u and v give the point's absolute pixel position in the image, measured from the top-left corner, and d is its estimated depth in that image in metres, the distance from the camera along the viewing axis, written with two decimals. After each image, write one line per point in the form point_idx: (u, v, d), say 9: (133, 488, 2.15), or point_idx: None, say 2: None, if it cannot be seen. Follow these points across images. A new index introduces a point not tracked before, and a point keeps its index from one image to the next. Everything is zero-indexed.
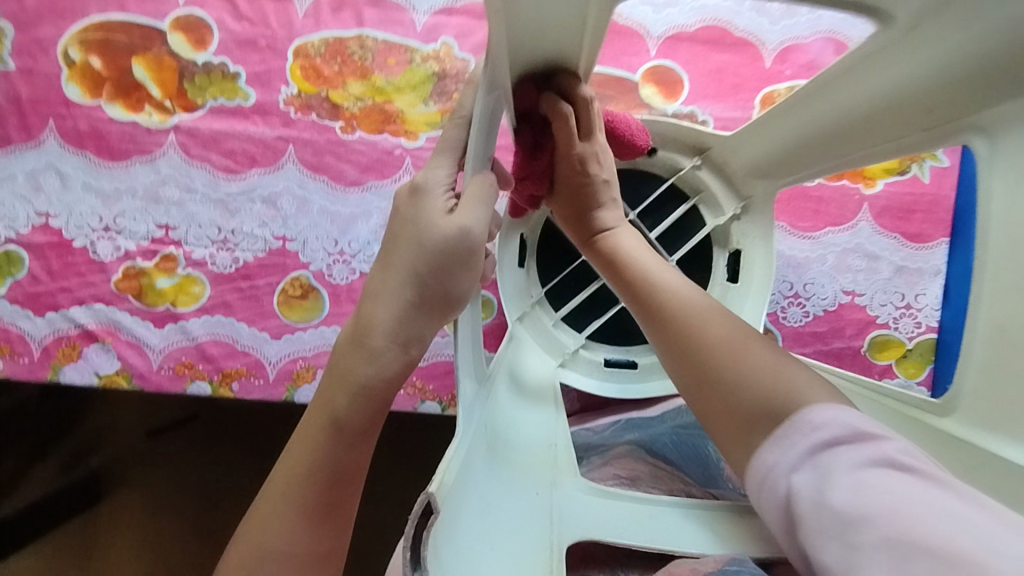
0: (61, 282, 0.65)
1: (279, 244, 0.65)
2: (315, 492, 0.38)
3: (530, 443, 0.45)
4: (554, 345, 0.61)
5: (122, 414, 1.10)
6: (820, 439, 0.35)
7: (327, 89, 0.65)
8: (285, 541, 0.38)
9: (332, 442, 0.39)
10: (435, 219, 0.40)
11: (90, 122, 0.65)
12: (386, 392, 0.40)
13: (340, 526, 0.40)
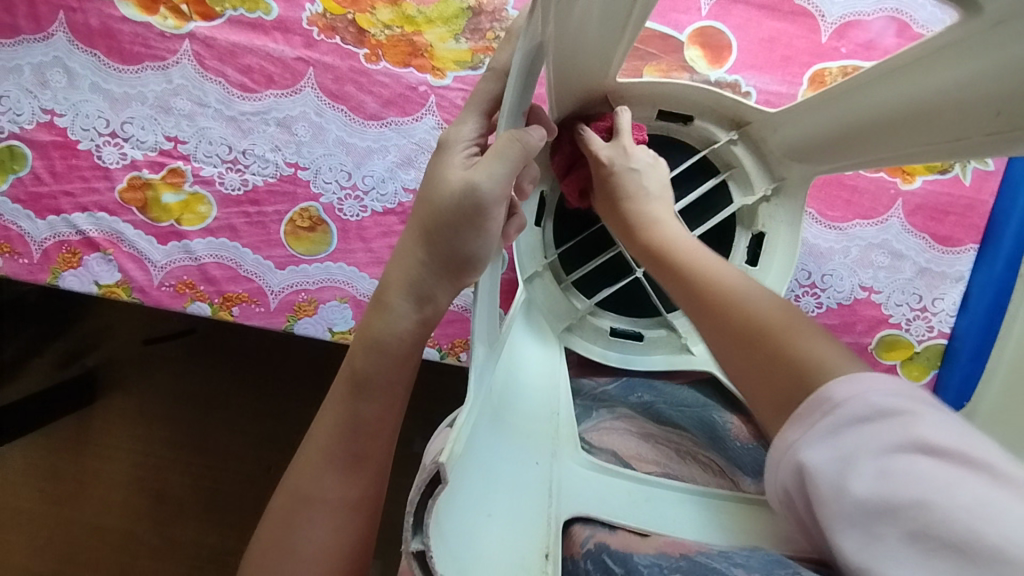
0: (64, 186, 0.63)
1: (291, 172, 0.63)
2: (342, 444, 0.40)
3: (536, 416, 0.46)
4: (564, 309, 0.59)
5: (122, 318, 1.11)
6: (841, 419, 0.34)
7: (355, 13, 0.62)
8: (319, 487, 0.40)
9: (354, 397, 0.40)
10: (451, 173, 0.39)
11: (103, 19, 0.62)
12: (399, 348, 0.40)
13: (370, 475, 0.41)
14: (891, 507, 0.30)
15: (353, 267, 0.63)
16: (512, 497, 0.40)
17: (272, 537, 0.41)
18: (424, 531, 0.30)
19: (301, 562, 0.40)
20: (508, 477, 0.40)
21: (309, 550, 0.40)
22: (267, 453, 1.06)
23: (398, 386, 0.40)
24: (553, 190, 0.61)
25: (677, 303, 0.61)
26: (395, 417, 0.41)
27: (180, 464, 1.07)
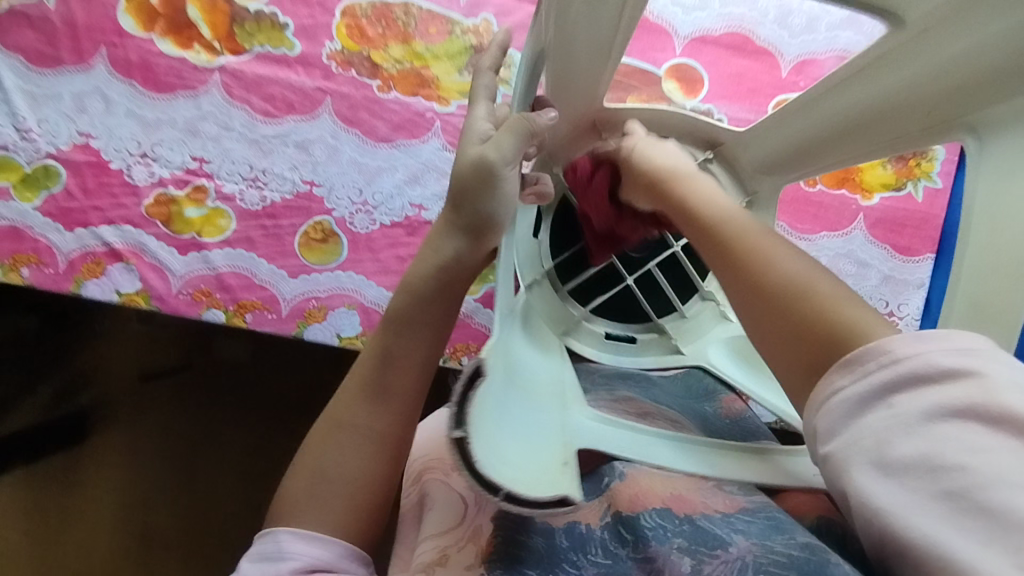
0: (94, 201, 0.68)
1: (307, 189, 0.68)
2: (374, 376, 0.46)
3: (547, 377, 0.53)
4: (561, 315, 0.64)
5: (118, 355, 1.11)
6: (893, 374, 0.33)
7: (370, 49, 0.69)
8: (354, 416, 0.46)
9: (392, 332, 0.46)
10: (469, 146, 0.46)
11: (140, 53, 0.68)
12: (433, 291, 0.47)
13: (400, 407, 0.46)
14: (934, 464, 0.30)
15: (361, 276, 0.68)
16: (534, 427, 0.47)
17: (306, 466, 0.45)
18: (464, 425, 0.39)
19: (333, 484, 0.44)
20: (528, 413, 0.47)
21: (341, 475, 0.44)
22: (262, 482, 1.07)
23: (431, 326, 0.47)
24: (550, 207, 0.67)
25: (665, 307, 0.67)
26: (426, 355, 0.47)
27: (174, 494, 1.07)
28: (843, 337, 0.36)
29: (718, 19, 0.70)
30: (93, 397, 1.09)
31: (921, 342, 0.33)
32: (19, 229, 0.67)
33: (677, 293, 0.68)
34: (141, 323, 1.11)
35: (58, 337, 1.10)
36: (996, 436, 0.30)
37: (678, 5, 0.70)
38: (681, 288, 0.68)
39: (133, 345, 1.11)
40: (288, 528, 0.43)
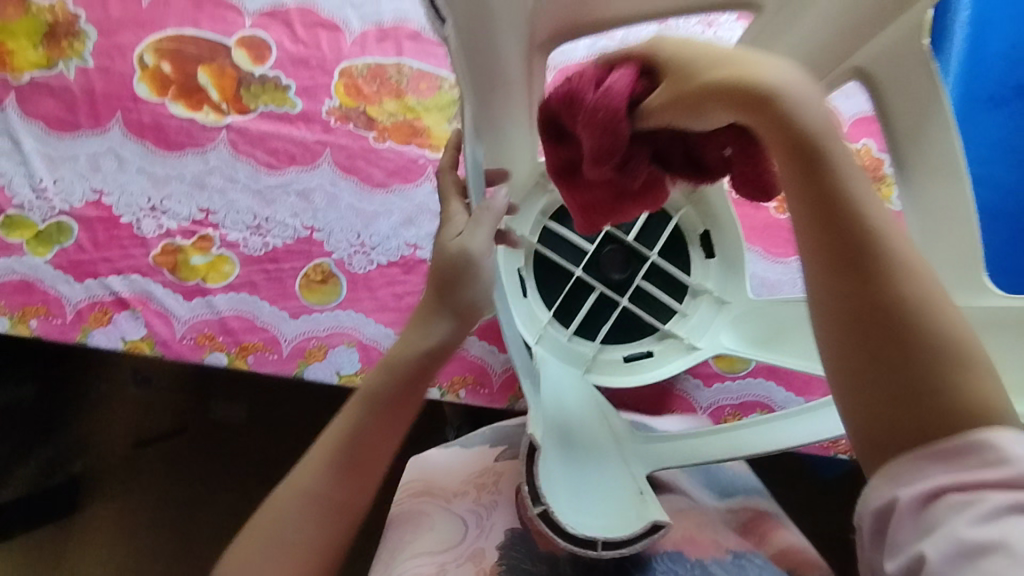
0: (104, 253, 0.71)
1: (307, 233, 0.72)
2: (345, 448, 0.48)
3: (585, 410, 0.54)
4: (575, 359, 0.66)
5: (112, 421, 1.10)
6: (1008, 474, 0.29)
7: (366, 105, 0.75)
8: (319, 484, 0.48)
9: (365, 411, 0.49)
10: (445, 239, 0.49)
11: (154, 116, 0.73)
12: (407, 376, 0.49)
13: (359, 487, 0.49)
14: (970, 550, 0.28)
15: (360, 314, 0.71)
16: (595, 464, 0.50)
17: (268, 527, 0.47)
18: (541, 498, 0.45)
19: (293, 550, 0.47)
20: (586, 454, 0.50)
21: (303, 542, 0.47)
22: None
23: (408, 404, 0.50)
24: (526, 264, 0.68)
25: (666, 312, 0.69)
26: (395, 436, 0.50)
27: (168, 559, 1.04)
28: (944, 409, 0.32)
29: None
30: (87, 463, 1.08)
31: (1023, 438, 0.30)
32: (30, 282, 0.70)
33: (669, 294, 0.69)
34: (137, 388, 1.11)
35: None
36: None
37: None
38: (673, 289, 0.70)
39: (129, 408, 1.11)
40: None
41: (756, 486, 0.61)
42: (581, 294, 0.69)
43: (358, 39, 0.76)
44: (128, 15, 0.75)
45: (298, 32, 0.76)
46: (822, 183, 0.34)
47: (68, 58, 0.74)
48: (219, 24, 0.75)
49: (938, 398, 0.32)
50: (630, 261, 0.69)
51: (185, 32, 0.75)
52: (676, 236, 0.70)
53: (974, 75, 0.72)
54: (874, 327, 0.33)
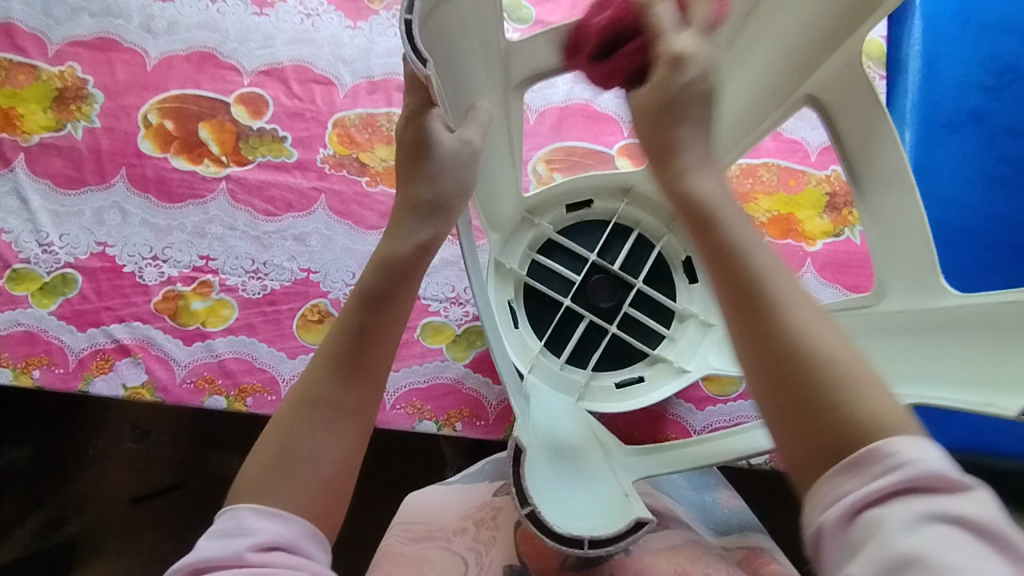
0: (107, 302, 0.73)
1: (304, 275, 0.75)
2: (349, 349, 0.44)
3: (576, 433, 0.56)
4: (568, 387, 0.67)
5: (110, 478, 1.08)
6: (898, 480, 0.31)
7: (359, 153, 0.79)
8: (326, 388, 0.43)
9: (364, 307, 0.44)
10: (442, 142, 0.46)
11: (157, 170, 0.77)
12: (402, 266, 0.46)
13: (370, 387, 0.44)
14: (900, 562, 0.29)
15: None
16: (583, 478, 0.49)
17: (271, 448, 0.41)
18: (529, 499, 0.43)
19: (305, 468, 0.41)
20: (574, 471, 0.50)
21: (312, 456, 0.41)
22: None
23: (404, 301, 0.46)
24: (516, 296, 0.69)
25: (655, 338, 0.70)
26: (398, 333, 0.46)
27: None
28: (836, 430, 0.34)
29: None
30: (81, 526, 1.06)
31: (918, 444, 0.32)
32: (34, 333, 0.72)
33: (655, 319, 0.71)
34: (136, 442, 1.08)
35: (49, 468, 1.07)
36: (971, 538, 0.29)
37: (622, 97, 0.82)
38: (660, 314, 0.72)
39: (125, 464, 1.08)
40: (251, 508, 0.39)
41: (753, 522, 0.60)
42: (570, 323, 0.70)
43: (350, 91, 0.81)
44: (133, 78, 0.80)
45: (293, 88, 0.80)
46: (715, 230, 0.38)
47: (75, 120, 0.78)
48: (219, 83, 0.80)
49: (842, 412, 0.34)
50: (616, 292, 0.70)
51: (186, 91, 0.79)
52: (659, 263, 0.72)
53: (929, 102, 0.77)
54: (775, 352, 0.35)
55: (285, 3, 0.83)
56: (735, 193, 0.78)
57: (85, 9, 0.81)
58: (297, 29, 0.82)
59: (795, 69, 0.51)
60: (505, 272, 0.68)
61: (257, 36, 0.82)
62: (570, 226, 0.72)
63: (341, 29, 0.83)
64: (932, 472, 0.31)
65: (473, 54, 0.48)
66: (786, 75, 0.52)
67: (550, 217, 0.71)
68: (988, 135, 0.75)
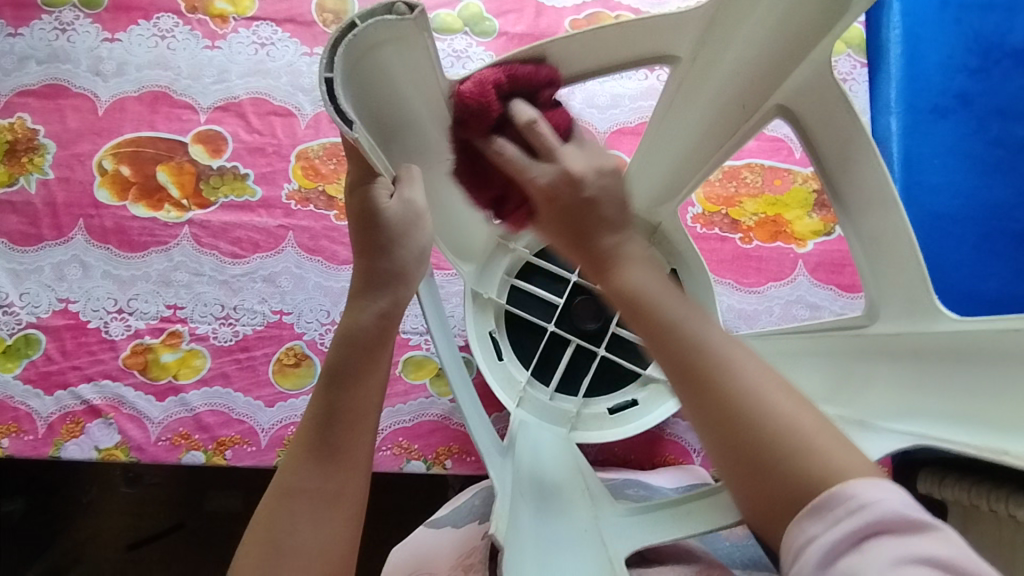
0: (73, 361, 0.70)
1: (277, 317, 0.72)
2: (321, 431, 0.42)
3: (566, 483, 0.53)
4: (558, 417, 0.64)
5: (104, 526, 1.03)
6: (862, 523, 0.30)
7: (325, 185, 0.76)
8: (301, 478, 0.41)
9: (329, 386, 0.43)
10: (381, 202, 0.44)
11: (116, 219, 0.74)
12: (367, 336, 0.44)
13: (348, 467, 0.42)
14: None
15: None
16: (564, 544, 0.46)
17: (257, 543, 0.40)
18: None
19: (288, 564, 0.39)
20: (556, 540, 0.46)
21: (300, 545, 0.39)
22: None
23: (375, 369, 0.44)
24: (498, 326, 0.67)
25: (646, 357, 0.67)
26: (374, 405, 0.43)
27: None
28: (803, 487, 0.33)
29: (631, 113, 0.78)
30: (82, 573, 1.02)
31: (870, 485, 0.32)
32: None
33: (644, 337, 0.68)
34: (127, 487, 1.03)
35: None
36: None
37: (594, 106, 0.78)
38: None
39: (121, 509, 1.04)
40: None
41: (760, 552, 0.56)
42: (558, 349, 0.67)
43: (312, 122, 0.78)
44: (86, 124, 0.76)
45: (252, 122, 0.77)
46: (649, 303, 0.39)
47: (29, 172, 0.75)
48: (175, 123, 0.77)
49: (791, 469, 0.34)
50: (602, 318, 0.67)
51: (142, 134, 0.76)
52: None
53: (912, 88, 0.74)
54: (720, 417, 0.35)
55: (237, 34, 0.79)
56: (719, 198, 0.74)
57: (31, 55, 0.78)
58: (252, 61, 0.79)
59: (762, 78, 0.48)
60: (484, 302, 0.66)
61: (212, 71, 0.78)
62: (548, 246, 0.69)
63: (297, 56, 0.79)
64: (901, 513, 0.30)
65: (416, 102, 0.46)
66: (755, 86, 0.49)
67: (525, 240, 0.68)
68: (977, 119, 0.72)
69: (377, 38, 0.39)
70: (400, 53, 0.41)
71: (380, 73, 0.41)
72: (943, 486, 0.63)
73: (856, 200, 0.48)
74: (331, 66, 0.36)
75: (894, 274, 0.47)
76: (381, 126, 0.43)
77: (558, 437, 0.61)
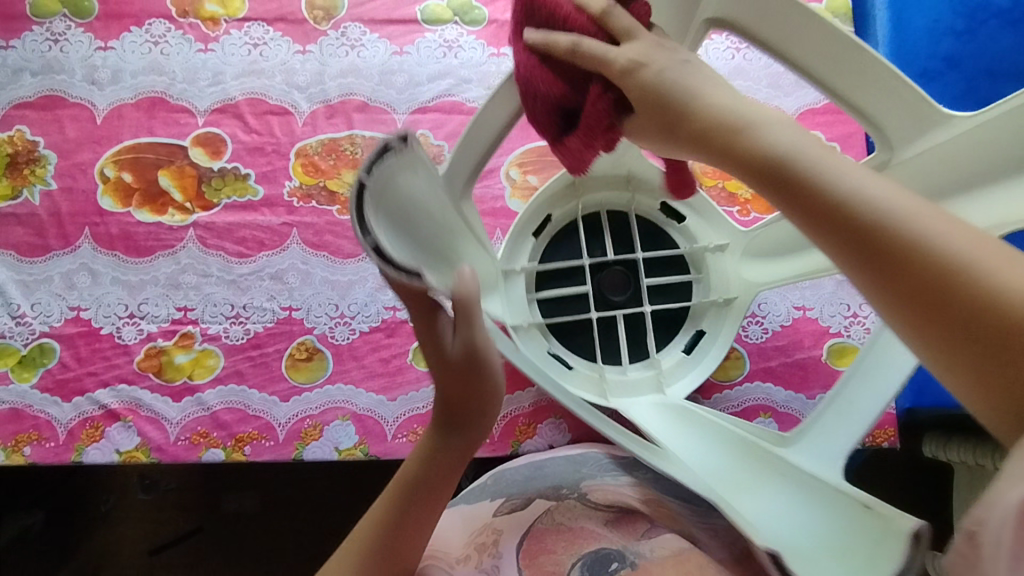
0: (88, 367, 0.71)
1: (286, 314, 0.73)
2: (408, 492, 0.48)
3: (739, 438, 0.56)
4: (644, 387, 0.65)
5: (126, 533, 1.03)
6: None
7: (325, 180, 0.76)
8: (382, 530, 0.47)
9: (429, 454, 0.49)
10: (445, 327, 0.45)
11: (121, 226, 0.75)
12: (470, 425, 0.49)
13: (422, 526, 0.48)
14: None
15: (349, 385, 0.71)
16: (772, 491, 0.51)
17: (330, 574, 0.47)
18: None
19: None
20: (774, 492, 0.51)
21: None
22: None
23: (464, 454, 0.50)
24: (549, 342, 0.67)
25: (681, 289, 0.69)
26: (452, 481, 0.50)
27: None
28: None
29: None
30: None
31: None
32: (19, 409, 0.69)
33: (669, 268, 0.69)
34: (146, 493, 1.03)
35: (62, 533, 1.02)
36: None
37: None
38: (675, 264, 0.70)
39: (141, 517, 1.03)
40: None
41: None
42: (611, 330, 0.69)
43: (308, 119, 0.78)
44: (85, 133, 0.77)
45: (250, 122, 0.78)
46: (793, 185, 0.34)
47: (31, 184, 0.75)
48: (173, 128, 0.77)
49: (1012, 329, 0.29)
50: (630, 284, 0.69)
51: (141, 140, 0.77)
52: (640, 226, 0.70)
53: (902, 52, 0.75)
54: (908, 287, 0.31)
55: (229, 35, 0.80)
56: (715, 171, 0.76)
57: (26, 68, 0.78)
58: (246, 61, 0.79)
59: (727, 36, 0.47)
60: (527, 330, 0.65)
61: (206, 74, 0.79)
62: (548, 248, 0.69)
63: (290, 54, 0.80)
64: None
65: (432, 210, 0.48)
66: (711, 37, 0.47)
67: (526, 253, 0.67)
68: (967, 79, 0.73)
69: (387, 177, 0.41)
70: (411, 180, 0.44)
71: (403, 206, 0.43)
72: (950, 448, 0.69)
73: (840, 79, 0.45)
74: (370, 227, 0.38)
75: (904, 119, 0.45)
76: (423, 248, 0.44)
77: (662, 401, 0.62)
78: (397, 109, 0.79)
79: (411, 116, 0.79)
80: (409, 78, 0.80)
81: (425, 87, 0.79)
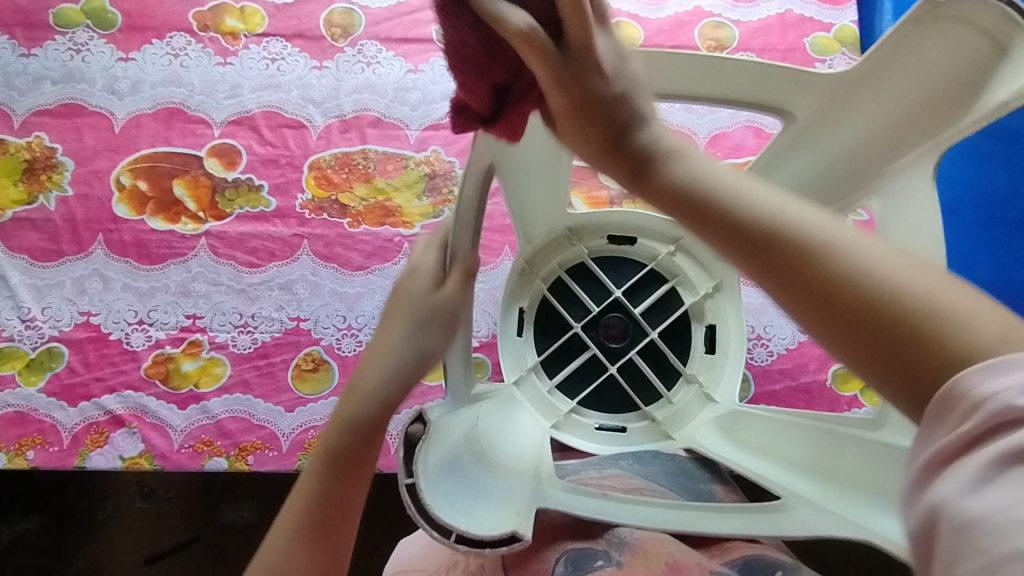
0: (96, 373, 0.71)
1: (294, 324, 0.74)
2: (331, 462, 0.43)
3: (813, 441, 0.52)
4: (697, 405, 0.65)
5: (123, 542, 1.02)
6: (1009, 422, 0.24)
7: (337, 194, 0.77)
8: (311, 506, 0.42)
9: (349, 423, 0.43)
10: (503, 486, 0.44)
11: (134, 233, 0.76)
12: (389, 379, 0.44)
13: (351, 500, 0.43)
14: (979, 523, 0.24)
15: None
16: (858, 497, 0.45)
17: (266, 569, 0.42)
18: None
19: None
20: (851, 499, 0.46)
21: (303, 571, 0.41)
22: None
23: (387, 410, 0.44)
24: (582, 411, 0.66)
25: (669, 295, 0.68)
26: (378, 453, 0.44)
27: None
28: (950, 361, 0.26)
29: None
30: None
31: (992, 367, 0.24)
32: (24, 413, 0.70)
33: (642, 283, 0.68)
34: (144, 502, 1.03)
35: (58, 539, 1.01)
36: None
37: None
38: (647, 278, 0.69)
39: (138, 527, 1.02)
40: None
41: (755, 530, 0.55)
42: (635, 371, 0.68)
43: (323, 133, 0.80)
44: (103, 141, 0.78)
45: (265, 135, 0.79)
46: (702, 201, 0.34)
47: (48, 190, 0.77)
48: (189, 138, 0.79)
49: (941, 343, 0.26)
50: (627, 328, 0.67)
51: (158, 150, 0.78)
52: (602, 265, 0.69)
53: None
54: (781, 277, 0.30)
55: (248, 50, 0.82)
56: None
57: (47, 76, 0.80)
58: (264, 75, 0.81)
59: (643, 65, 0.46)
60: (568, 421, 0.65)
61: (224, 86, 0.80)
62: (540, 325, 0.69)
63: (307, 70, 0.81)
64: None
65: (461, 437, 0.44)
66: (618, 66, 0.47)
67: (527, 356, 0.67)
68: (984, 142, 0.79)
69: (433, 469, 0.39)
70: (443, 425, 0.42)
71: (448, 459, 0.41)
72: None
73: (736, 92, 0.48)
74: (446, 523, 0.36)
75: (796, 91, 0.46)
76: (480, 496, 0.41)
77: (719, 412, 0.62)
78: (410, 125, 0.80)
79: (423, 132, 0.80)
80: (423, 95, 0.81)
81: (438, 105, 0.81)
